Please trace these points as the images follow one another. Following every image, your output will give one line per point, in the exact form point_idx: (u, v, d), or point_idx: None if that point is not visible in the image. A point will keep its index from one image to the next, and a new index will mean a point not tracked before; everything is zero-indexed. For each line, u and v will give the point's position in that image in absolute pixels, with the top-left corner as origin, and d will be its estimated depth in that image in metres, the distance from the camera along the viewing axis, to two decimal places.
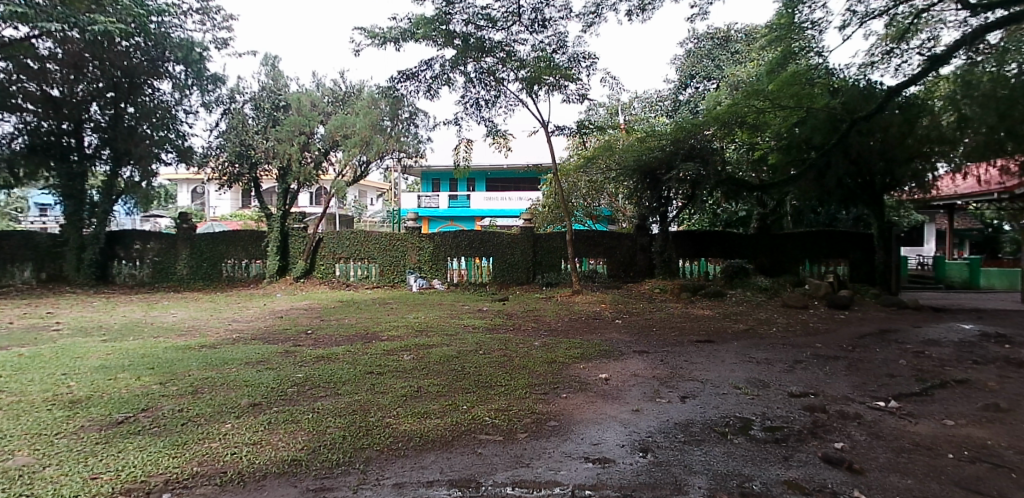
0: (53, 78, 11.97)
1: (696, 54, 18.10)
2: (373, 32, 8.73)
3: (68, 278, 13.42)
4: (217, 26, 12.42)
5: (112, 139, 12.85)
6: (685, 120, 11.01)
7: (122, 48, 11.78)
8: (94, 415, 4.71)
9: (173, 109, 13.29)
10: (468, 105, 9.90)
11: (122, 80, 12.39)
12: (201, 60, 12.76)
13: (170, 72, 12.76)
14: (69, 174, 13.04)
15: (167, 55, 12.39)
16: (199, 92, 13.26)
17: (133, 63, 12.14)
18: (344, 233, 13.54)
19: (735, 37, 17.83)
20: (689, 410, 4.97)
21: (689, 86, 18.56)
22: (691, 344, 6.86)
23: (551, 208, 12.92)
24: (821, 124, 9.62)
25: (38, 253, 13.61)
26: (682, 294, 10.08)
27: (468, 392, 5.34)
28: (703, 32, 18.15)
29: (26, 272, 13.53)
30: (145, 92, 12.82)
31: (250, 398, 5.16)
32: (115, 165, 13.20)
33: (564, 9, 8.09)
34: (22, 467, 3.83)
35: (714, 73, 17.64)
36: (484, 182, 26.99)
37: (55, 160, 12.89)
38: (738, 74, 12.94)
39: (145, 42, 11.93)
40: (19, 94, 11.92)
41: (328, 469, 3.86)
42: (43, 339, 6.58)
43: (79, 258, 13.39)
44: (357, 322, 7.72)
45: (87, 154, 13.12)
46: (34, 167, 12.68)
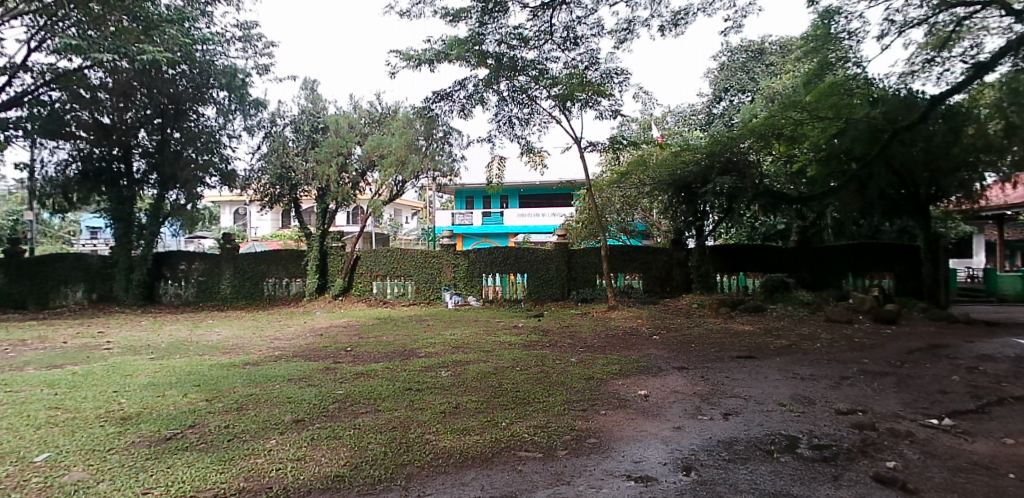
0: (104, 106, 12.39)
1: (729, 67, 18.02)
2: (408, 54, 8.89)
3: (117, 298, 13.83)
4: (258, 53, 12.80)
5: (160, 164, 13.35)
6: (719, 134, 10.96)
7: (169, 76, 12.22)
8: (144, 432, 4.83)
9: (217, 133, 13.64)
10: (501, 123, 9.99)
11: (169, 107, 12.80)
12: (243, 85, 13.19)
13: (214, 98, 13.19)
14: (120, 197, 13.50)
15: (211, 82, 12.83)
16: (242, 116, 13.65)
17: (179, 90, 12.58)
18: (380, 251, 13.71)
19: (769, 49, 17.68)
20: (733, 427, 4.87)
21: (723, 98, 18.46)
22: (732, 360, 6.72)
23: (585, 223, 12.99)
24: (862, 135, 9.40)
25: (89, 274, 14.08)
26: (721, 309, 9.90)
27: (507, 409, 5.34)
28: (736, 45, 18.05)
29: (79, 293, 14.04)
30: (190, 118, 13.27)
31: (294, 414, 5.25)
32: (161, 189, 13.62)
33: (597, 27, 8.10)
34: (78, 482, 3.94)
35: (750, 85, 17.49)
36: (517, 199, 27.14)
37: (106, 185, 13.40)
38: (773, 85, 12.81)
39: (191, 70, 12.41)
40: (72, 123, 12.38)
41: (371, 485, 3.88)
42: (95, 358, 6.76)
43: (128, 278, 13.76)
44: (396, 339, 7.75)
45: (135, 179, 13.53)
46: (86, 192, 13.29)
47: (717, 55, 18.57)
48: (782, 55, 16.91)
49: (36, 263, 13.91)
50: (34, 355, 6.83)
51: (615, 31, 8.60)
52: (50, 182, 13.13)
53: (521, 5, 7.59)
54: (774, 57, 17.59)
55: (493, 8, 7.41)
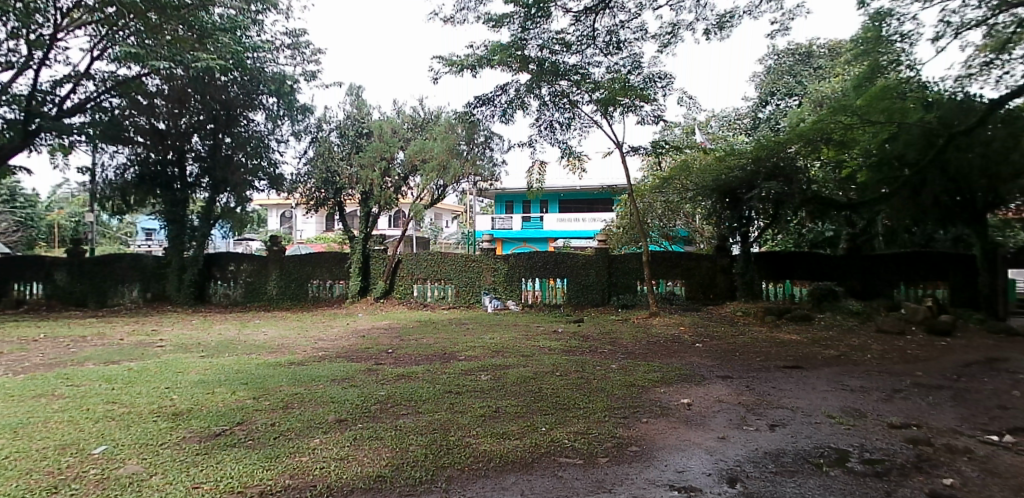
0: (160, 112, 12.79)
1: (776, 71, 17.70)
2: (450, 60, 8.96)
3: (170, 297, 14.30)
4: (306, 60, 13.10)
5: (211, 167, 13.75)
6: (766, 138, 10.85)
7: (222, 82, 12.59)
8: (194, 428, 4.99)
9: (266, 138, 14.08)
10: (542, 128, 10.00)
11: (221, 113, 13.22)
12: (292, 91, 13.54)
13: (264, 104, 13.60)
14: (173, 200, 13.99)
15: (261, 88, 13.20)
16: (290, 121, 14.02)
17: (231, 97, 13.00)
18: (421, 255, 13.86)
19: (818, 52, 17.34)
20: (780, 439, 4.76)
21: (769, 103, 18.11)
22: (778, 370, 6.57)
23: (626, 229, 12.99)
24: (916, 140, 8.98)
25: (144, 274, 14.59)
26: (766, 318, 9.68)
27: (547, 414, 5.32)
28: (783, 48, 17.70)
29: (134, 292, 14.57)
30: (241, 123, 13.65)
31: (337, 414, 5.34)
32: (213, 193, 14.00)
33: (640, 30, 8.04)
34: (133, 475, 4.07)
35: (797, 89, 17.15)
36: (557, 204, 27.15)
37: (160, 188, 13.93)
38: (822, 89, 12.52)
39: (242, 76, 12.82)
40: (131, 128, 12.83)
41: (412, 486, 3.92)
42: (149, 355, 6.99)
43: (180, 279, 14.19)
44: (436, 342, 7.81)
45: (188, 182, 14.06)
46: (142, 195, 13.86)
47: (763, 59, 18.22)
48: (831, 58, 16.54)
49: (94, 263, 14.53)
50: (93, 351, 7.11)
51: (659, 35, 8.54)
52: (110, 185, 13.74)
53: (563, 9, 7.62)
54: (822, 60, 17.17)
55: (536, 13, 7.45)
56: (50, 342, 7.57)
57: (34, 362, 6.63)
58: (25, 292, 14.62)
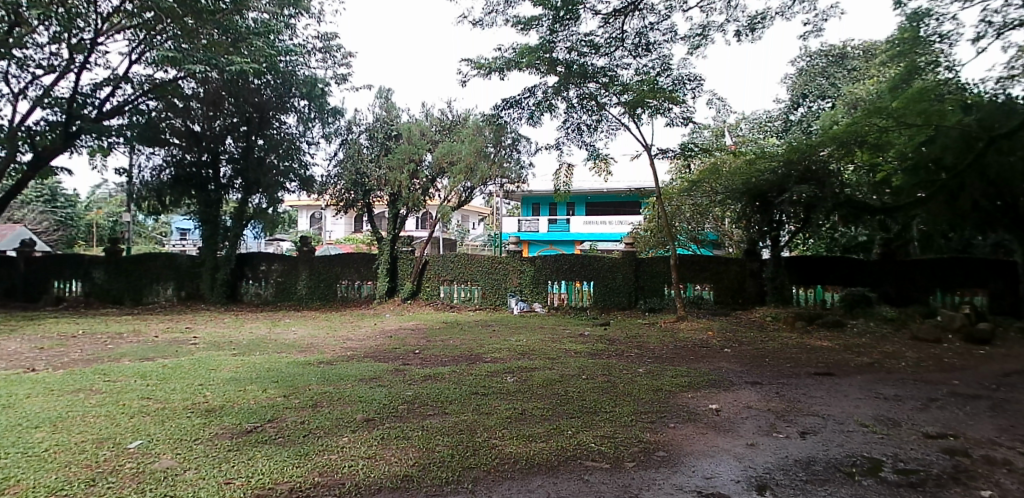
0: (195, 114, 13.29)
1: (808, 73, 17.45)
2: (479, 62, 9.00)
3: (203, 295, 14.60)
4: (337, 63, 13.27)
5: (244, 169, 13.85)
6: (799, 142, 10.72)
7: (255, 86, 12.98)
8: (227, 424, 5.08)
9: (297, 140, 14.29)
10: (570, 130, 10.00)
11: (254, 115, 13.49)
12: (323, 94, 13.72)
13: (295, 107, 13.82)
14: (207, 201, 14.21)
15: (294, 91, 13.49)
16: (321, 124, 14.23)
17: (263, 99, 13.29)
18: (449, 256, 13.93)
19: (852, 53, 17.06)
20: (811, 447, 4.68)
21: (801, 105, 17.86)
22: (809, 377, 6.47)
23: (654, 233, 12.95)
24: (953, 143, 8.56)
25: (178, 273, 14.87)
26: (797, 323, 9.54)
27: (573, 417, 5.32)
28: (816, 49, 17.45)
29: (169, 290, 14.88)
30: (274, 126, 13.93)
31: (365, 413, 5.39)
32: (245, 194, 14.18)
33: (669, 32, 7.96)
34: (167, 469, 4.16)
35: (830, 91, 16.89)
36: (584, 207, 27.08)
37: (195, 189, 14.13)
38: (856, 91, 12.31)
39: (275, 80, 13.16)
40: (167, 130, 13.31)
41: (439, 486, 3.95)
42: (183, 352, 7.15)
43: (213, 278, 14.47)
44: (463, 343, 7.86)
45: (222, 184, 14.22)
46: (177, 195, 14.05)
47: (795, 60, 17.95)
48: (866, 59, 16.26)
49: (130, 262, 14.91)
50: (129, 347, 7.29)
51: (689, 37, 8.46)
52: (146, 186, 14.06)
53: (592, 12, 7.63)
54: (856, 62, 16.85)
55: (565, 16, 7.49)
56: (88, 338, 7.80)
57: (74, 357, 6.83)
58: (64, 289, 15.18)
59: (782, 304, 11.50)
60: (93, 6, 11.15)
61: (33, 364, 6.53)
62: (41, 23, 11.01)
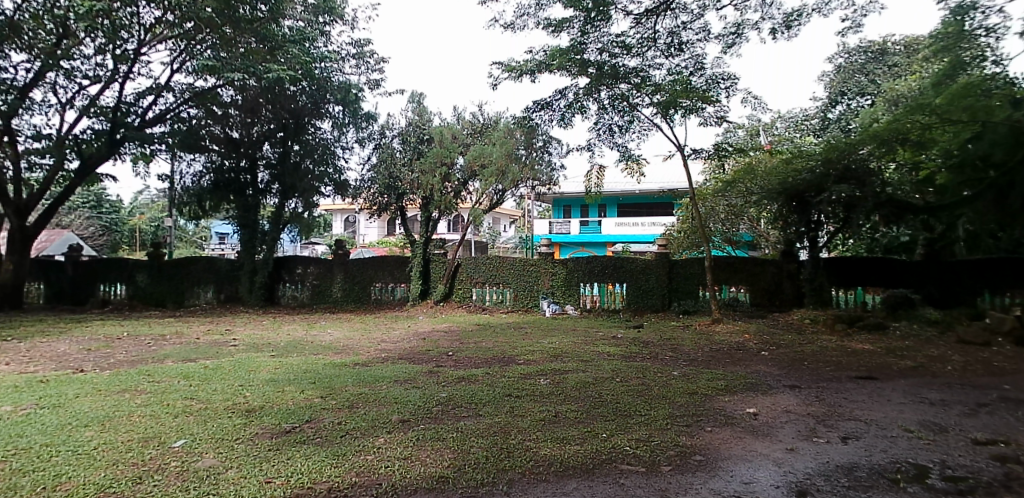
0: (233, 122, 13.61)
1: (846, 69, 17.05)
2: (510, 65, 9.03)
3: (242, 298, 14.93)
4: (371, 68, 13.43)
5: (281, 174, 14.19)
6: (838, 140, 10.53)
7: (291, 92, 13.17)
8: (267, 424, 5.19)
9: (332, 145, 14.48)
10: (601, 132, 9.94)
11: (290, 121, 13.79)
12: (356, 100, 13.96)
13: (330, 112, 14.03)
14: (246, 206, 14.56)
15: (328, 97, 13.65)
16: (355, 129, 14.44)
17: (300, 106, 13.54)
18: (481, 259, 13.96)
19: (893, 49, 16.62)
20: (853, 453, 4.58)
21: (839, 102, 17.48)
22: (850, 380, 6.33)
23: (688, 233, 12.88)
24: (1002, 139, 8.14)
25: (218, 276, 15.23)
26: (837, 326, 9.34)
27: (607, 420, 5.29)
28: (855, 45, 17.03)
29: (209, 293, 15.26)
30: (309, 131, 14.10)
31: (399, 414, 5.45)
32: (282, 198, 14.44)
33: (703, 31, 7.86)
34: (210, 468, 4.27)
35: (870, 87, 16.48)
36: (615, 208, 26.96)
37: (234, 194, 14.50)
38: (896, 87, 11.99)
39: (310, 86, 13.29)
40: (207, 137, 13.62)
41: (473, 488, 3.96)
42: (224, 353, 7.32)
43: (252, 281, 14.80)
44: (496, 346, 7.88)
45: (260, 189, 14.58)
46: (217, 201, 14.42)
47: (833, 57, 17.55)
48: (908, 55, 15.81)
49: (173, 266, 15.35)
50: (172, 349, 7.49)
51: (723, 35, 8.35)
52: (187, 191, 14.44)
53: (624, 12, 7.61)
54: (897, 58, 16.40)
55: (596, 17, 7.49)
56: (133, 340, 8.04)
57: (119, 358, 7.05)
58: (109, 292, 15.67)
59: (820, 305, 11.26)
60: (137, 18, 11.51)
61: (81, 365, 6.77)
62: (88, 35, 11.44)
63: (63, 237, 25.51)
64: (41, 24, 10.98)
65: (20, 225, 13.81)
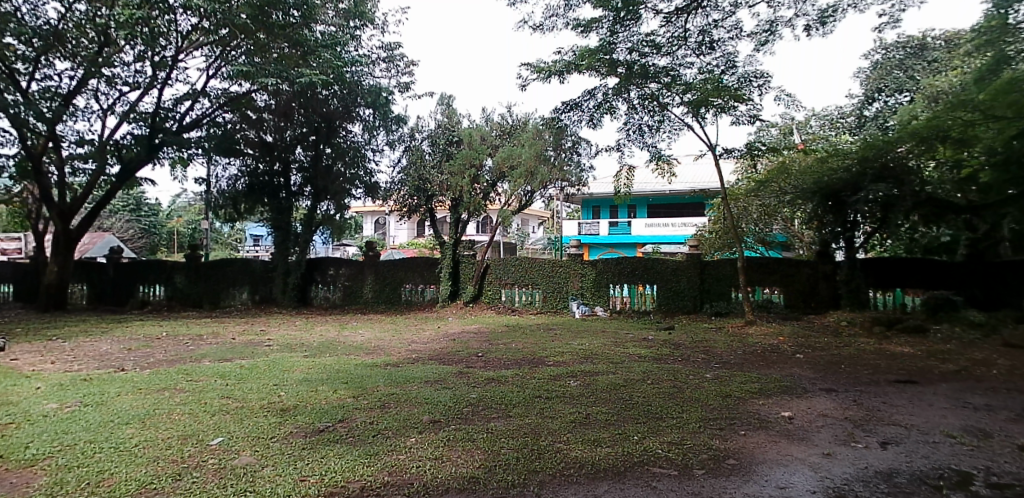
0: (267, 126, 13.94)
1: (884, 66, 16.65)
2: (538, 67, 9.03)
3: (276, 299, 15.22)
4: (400, 72, 13.57)
5: (313, 177, 14.47)
6: (875, 138, 10.30)
7: (323, 96, 13.40)
8: (301, 423, 5.28)
9: (363, 148, 14.66)
10: (631, 132, 9.89)
11: (322, 124, 14.03)
12: (387, 103, 14.03)
13: (361, 116, 14.20)
14: (279, 208, 14.78)
15: (359, 100, 13.84)
16: (385, 131, 14.59)
17: (331, 109, 13.78)
18: (510, 260, 13.99)
19: (932, 44, 16.16)
20: (893, 458, 4.47)
21: (876, 100, 17.10)
22: (890, 384, 6.18)
23: (721, 233, 12.52)
24: None
25: (253, 278, 15.55)
26: (875, 329, 9.13)
27: (639, 423, 5.26)
28: (892, 41, 16.59)
29: (244, 294, 15.58)
30: (340, 134, 14.34)
31: (431, 414, 5.50)
32: (314, 201, 14.67)
33: (734, 29, 7.76)
34: (246, 466, 4.36)
35: (908, 84, 16.09)
36: (645, 208, 26.80)
37: (268, 196, 14.75)
38: (936, 83, 11.68)
39: (342, 90, 13.51)
40: (241, 141, 13.96)
41: (504, 488, 3.97)
42: (259, 354, 7.46)
43: (285, 282, 15.09)
44: (525, 347, 7.90)
45: (293, 191, 14.80)
46: (251, 203, 14.72)
47: (870, 53, 17.12)
48: (948, 50, 15.34)
49: (209, 267, 15.71)
50: (209, 349, 7.66)
51: (755, 33, 8.23)
52: (223, 194, 14.82)
53: (654, 11, 7.58)
54: (937, 53, 15.93)
55: (625, 16, 7.47)
56: (172, 340, 8.25)
57: (159, 357, 7.25)
58: (149, 293, 16.03)
59: (856, 307, 11.01)
60: (174, 26, 11.76)
61: (122, 364, 6.96)
62: (128, 43, 11.76)
63: (105, 240, 26.34)
64: (84, 33, 11.57)
65: (64, 228, 14.29)
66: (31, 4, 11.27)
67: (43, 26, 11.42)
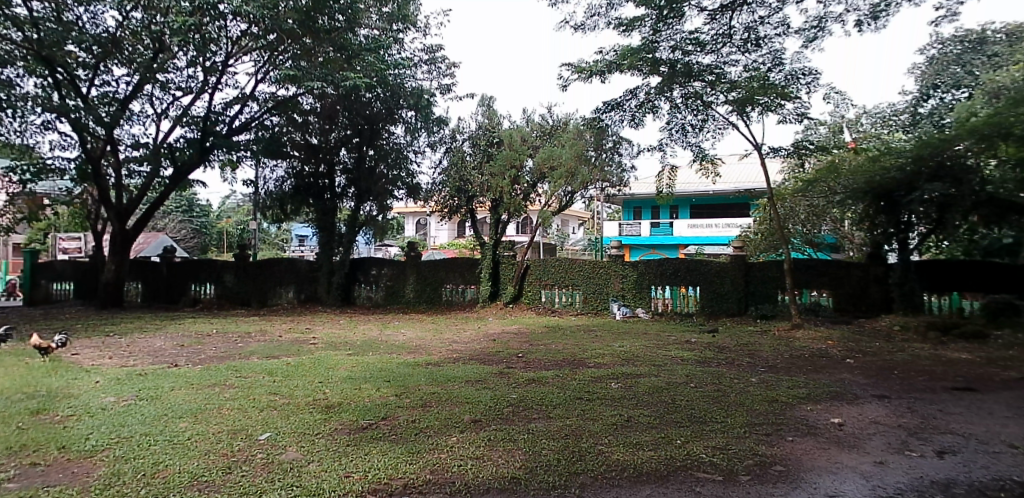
0: (312, 128, 14.26)
1: (940, 61, 16.01)
2: (580, 67, 9.01)
3: (321, 298, 15.59)
4: (441, 74, 13.67)
5: (357, 179, 14.77)
6: (930, 135, 9.90)
7: (367, 99, 13.63)
8: (345, 420, 5.39)
9: (405, 150, 14.81)
10: (673, 131, 9.79)
11: (365, 127, 14.24)
12: (429, 105, 14.17)
13: (403, 118, 14.37)
14: (324, 209, 15.15)
15: (402, 103, 14.02)
16: (427, 133, 14.69)
17: (374, 112, 13.98)
18: (550, 261, 13.98)
19: (992, 37, 15.41)
20: (950, 468, 4.31)
21: (931, 96, 16.49)
22: (946, 391, 5.97)
23: (767, 234, 12.50)
24: None
25: (298, 277, 15.95)
26: (929, 334, 8.82)
27: (683, 427, 5.19)
28: (949, 35, 15.79)
29: (290, 293, 15.98)
30: (383, 136, 14.54)
31: (472, 414, 5.54)
32: (358, 202, 14.95)
33: (782, 25, 7.59)
34: (293, 461, 4.46)
35: (966, 80, 15.44)
36: (688, 209, 26.49)
37: (313, 198, 15.12)
38: (997, 78, 11.17)
39: (385, 93, 13.70)
40: (288, 143, 14.25)
41: (545, 489, 3.96)
42: (304, 351, 7.63)
43: (330, 281, 15.48)
44: (565, 348, 7.88)
45: (337, 192, 15.11)
46: (297, 204, 15.12)
47: (925, 48, 16.44)
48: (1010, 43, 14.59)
49: (257, 267, 16.17)
50: (257, 346, 7.89)
51: (803, 29, 8.03)
52: (270, 195, 15.21)
53: (698, 9, 7.48)
54: (998, 47, 15.23)
55: (668, 15, 7.40)
56: (221, 337, 8.51)
57: (209, 354, 7.49)
58: (200, 292, 16.56)
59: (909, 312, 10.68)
60: (225, 32, 12.11)
61: (175, 359, 7.22)
62: (180, 49, 12.15)
63: (158, 239, 27.41)
64: (139, 40, 12.02)
65: (120, 228, 14.89)
66: (91, 14, 11.77)
67: (102, 34, 11.90)
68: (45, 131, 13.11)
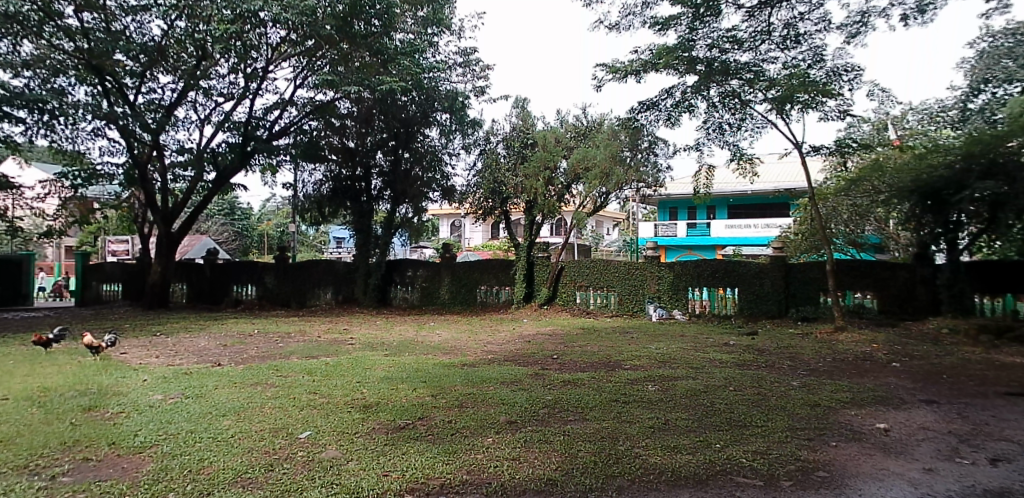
0: (349, 132, 14.51)
1: (991, 54, 15.41)
2: (614, 67, 8.94)
3: (358, 299, 15.83)
4: (475, 76, 13.75)
5: (393, 181, 14.99)
6: (980, 132, 9.54)
7: (402, 103, 13.78)
8: (382, 420, 5.46)
9: (439, 152, 14.91)
10: (710, 130, 9.66)
11: (401, 130, 14.40)
12: (463, 107, 14.24)
13: (438, 120, 14.46)
14: (362, 211, 15.41)
15: (436, 105, 14.14)
16: (461, 135, 14.81)
17: (409, 115, 14.13)
18: (585, 262, 13.94)
19: None
20: (1004, 477, 4.15)
21: (981, 92, 15.88)
22: (999, 397, 5.76)
23: (807, 234, 12.35)
24: None
25: (336, 278, 16.22)
26: (979, 337, 8.51)
27: (721, 430, 5.12)
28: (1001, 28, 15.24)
29: (328, 294, 16.26)
30: (418, 139, 14.68)
31: (507, 415, 5.56)
32: (394, 204, 15.14)
33: (823, 21, 7.43)
34: (332, 459, 4.55)
35: (1019, 73, 14.83)
36: (725, 210, 26.11)
37: (350, 200, 15.37)
38: None
39: (421, 96, 13.84)
40: (326, 147, 14.52)
41: (583, 491, 3.96)
42: (343, 351, 7.77)
43: (366, 283, 15.71)
44: (602, 350, 7.85)
45: (373, 195, 15.34)
46: (335, 206, 15.43)
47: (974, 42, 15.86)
48: None
49: (296, 268, 16.51)
50: (297, 346, 8.06)
51: (845, 24, 7.85)
52: (309, 198, 15.54)
53: (736, 6, 7.40)
54: None
55: (705, 13, 7.34)
56: (262, 337, 8.72)
57: (251, 353, 7.68)
58: (242, 293, 17.01)
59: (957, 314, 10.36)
60: (264, 39, 12.43)
61: (218, 359, 7.43)
62: (222, 56, 12.50)
63: (201, 241, 28.27)
64: (182, 48, 12.41)
65: (165, 231, 15.38)
66: (137, 23, 12.17)
67: (148, 43, 12.30)
68: (93, 138, 13.62)
